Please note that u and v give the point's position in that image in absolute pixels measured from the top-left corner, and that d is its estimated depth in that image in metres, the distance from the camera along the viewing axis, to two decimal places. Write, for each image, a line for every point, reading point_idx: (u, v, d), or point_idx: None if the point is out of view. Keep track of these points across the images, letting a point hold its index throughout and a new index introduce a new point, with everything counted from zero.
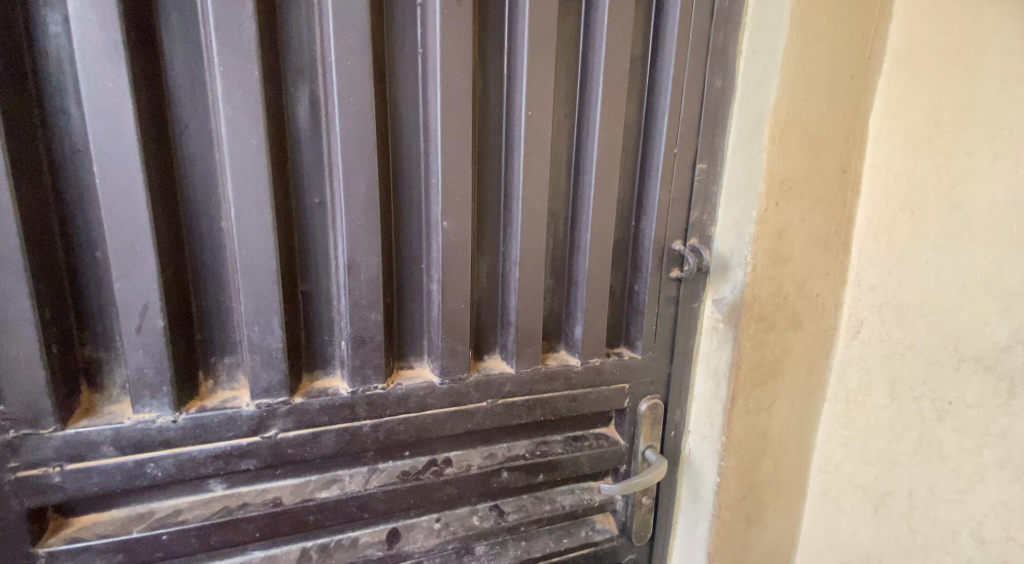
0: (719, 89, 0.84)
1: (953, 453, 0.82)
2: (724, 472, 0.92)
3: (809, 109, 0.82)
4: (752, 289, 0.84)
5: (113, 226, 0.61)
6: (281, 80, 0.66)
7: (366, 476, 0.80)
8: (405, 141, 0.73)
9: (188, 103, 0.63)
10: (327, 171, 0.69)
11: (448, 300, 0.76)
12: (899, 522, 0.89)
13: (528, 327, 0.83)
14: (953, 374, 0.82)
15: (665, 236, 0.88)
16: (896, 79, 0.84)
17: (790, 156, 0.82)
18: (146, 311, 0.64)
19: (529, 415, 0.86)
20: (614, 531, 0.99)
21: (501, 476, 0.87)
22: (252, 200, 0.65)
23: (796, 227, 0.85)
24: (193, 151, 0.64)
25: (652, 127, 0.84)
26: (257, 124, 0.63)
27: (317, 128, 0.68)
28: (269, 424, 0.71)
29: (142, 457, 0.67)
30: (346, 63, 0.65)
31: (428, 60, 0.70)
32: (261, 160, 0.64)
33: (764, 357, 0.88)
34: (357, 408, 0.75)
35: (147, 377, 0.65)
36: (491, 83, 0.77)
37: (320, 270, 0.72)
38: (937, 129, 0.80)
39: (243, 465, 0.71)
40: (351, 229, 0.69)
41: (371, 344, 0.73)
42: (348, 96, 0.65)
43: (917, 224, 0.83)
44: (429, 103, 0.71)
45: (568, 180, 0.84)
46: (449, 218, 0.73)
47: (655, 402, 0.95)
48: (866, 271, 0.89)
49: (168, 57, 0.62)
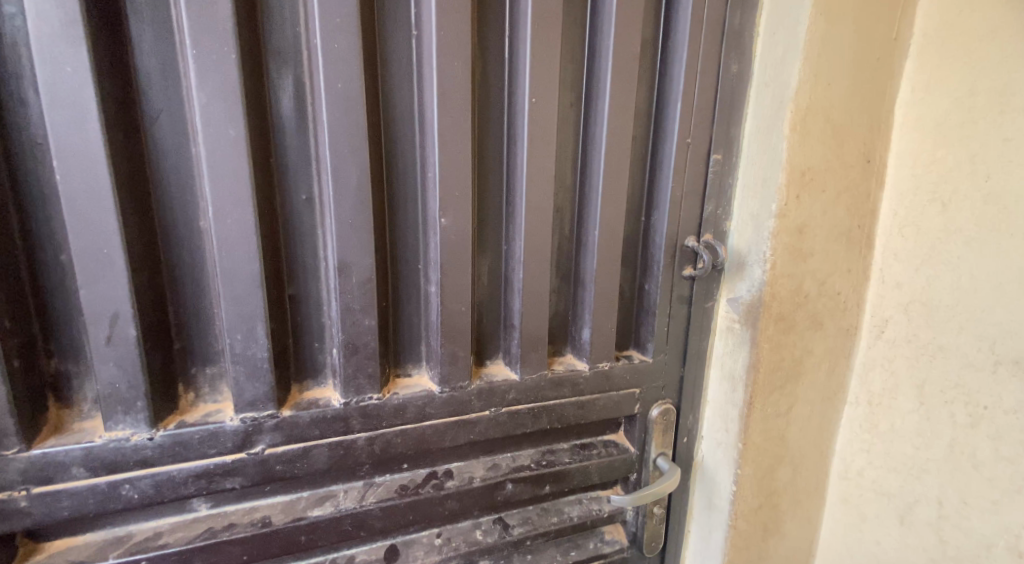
0: (735, 75, 0.79)
1: (988, 462, 0.77)
2: (740, 480, 0.87)
3: (832, 95, 0.76)
4: (772, 288, 0.79)
5: (77, 227, 0.55)
6: (262, 65, 0.60)
7: (362, 491, 0.75)
8: (399, 132, 0.67)
9: (160, 90, 0.58)
10: (314, 165, 0.63)
11: (448, 303, 0.70)
12: (926, 533, 0.84)
13: (533, 331, 0.77)
14: (988, 378, 0.76)
15: (678, 232, 0.82)
16: (926, 62, 0.79)
17: (811, 145, 0.76)
18: (116, 320, 0.58)
19: (535, 424, 0.81)
20: (624, 542, 0.94)
21: (506, 489, 0.82)
22: (230, 198, 0.59)
23: (818, 221, 0.80)
24: (166, 144, 0.59)
25: (664, 116, 0.79)
26: (236, 113, 0.58)
27: (303, 117, 0.62)
28: (255, 439, 0.66)
29: (117, 478, 0.62)
30: (333, 45, 0.59)
31: (423, 42, 0.64)
32: (241, 153, 0.58)
33: (784, 359, 0.83)
34: (351, 421, 0.70)
35: (120, 392, 0.60)
36: (492, 68, 0.71)
37: (310, 272, 0.66)
38: (971, 115, 0.75)
39: (227, 484, 0.66)
40: (341, 228, 0.63)
41: (365, 352, 0.68)
42: (336, 81, 0.60)
43: (948, 217, 0.78)
44: (425, 90, 0.65)
45: (574, 174, 0.79)
46: (447, 215, 0.68)
47: (667, 408, 0.90)
48: (890, 267, 0.84)
49: (136, 42, 0.56)
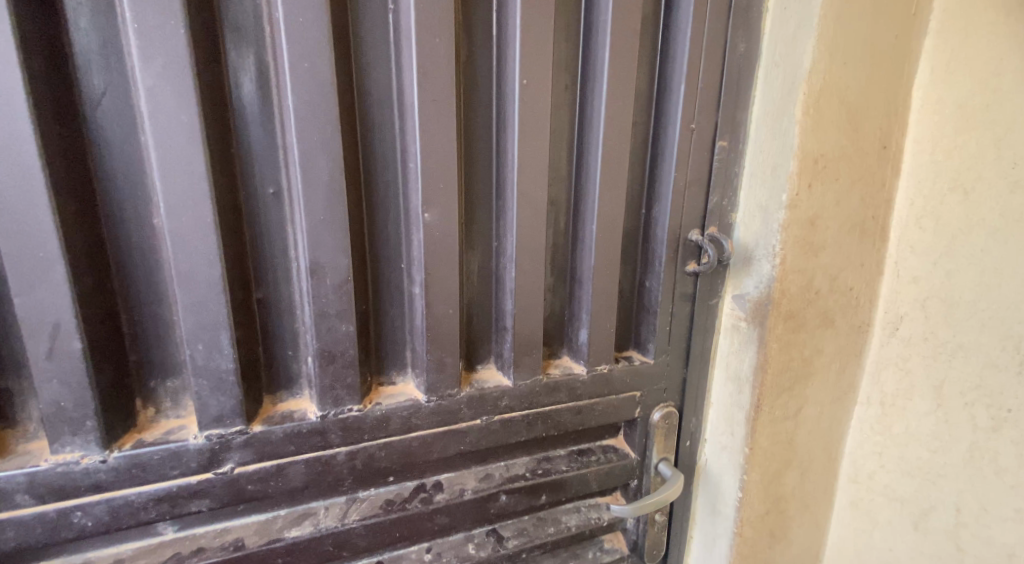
0: (743, 55, 0.73)
1: (1010, 468, 0.73)
2: (747, 487, 0.82)
3: (848, 75, 0.71)
4: (781, 284, 0.74)
5: (8, 229, 0.49)
6: (217, 43, 0.54)
7: (344, 507, 0.69)
8: (376, 117, 0.61)
9: (101, 73, 0.51)
10: (282, 156, 0.57)
11: (433, 305, 0.65)
12: (943, 541, 0.80)
13: (527, 333, 0.72)
14: (1012, 378, 0.72)
15: (681, 224, 0.77)
16: (947, 39, 0.73)
17: (825, 130, 0.71)
18: (58, 332, 0.52)
19: (530, 432, 0.76)
20: (624, 551, 0.89)
21: (500, 500, 0.77)
22: (184, 192, 0.53)
23: (830, 213, 0.74)
24: (111, 133, 0.53)
25: (666, 100, 0.73)
26: (188, 97, 0.51)
27: (267, 102, 0.56)
28: (223, 458, 0.60)
29: (68, 505, 0.56)
30: (298, 19, 0.53)
31: (401, 17, 0.58)
32: (195, 141, 0.52)
33: (793, 359, 0.78)
34: (330, 434, 0.64)
35: (66, 412, 0.54)
36: (478, 47, 0.65)
37: (279, 273, 0.61)
38: (997, 96, 0.69)
39: (193, 507, 0.60)
40: (312, 225, 0.57)
41: (342, 361, 0.62)
42: (302, 61, 0.53)
43: (970, 207, 0.73)
44: (404, 71, 0.59)
45: (570, 163, 0.73)
46: (431, 209, 0.62)
47: (668, 412, 0.84)
48: (906, 260, 0.79)
49: (71, 17, 0.50)
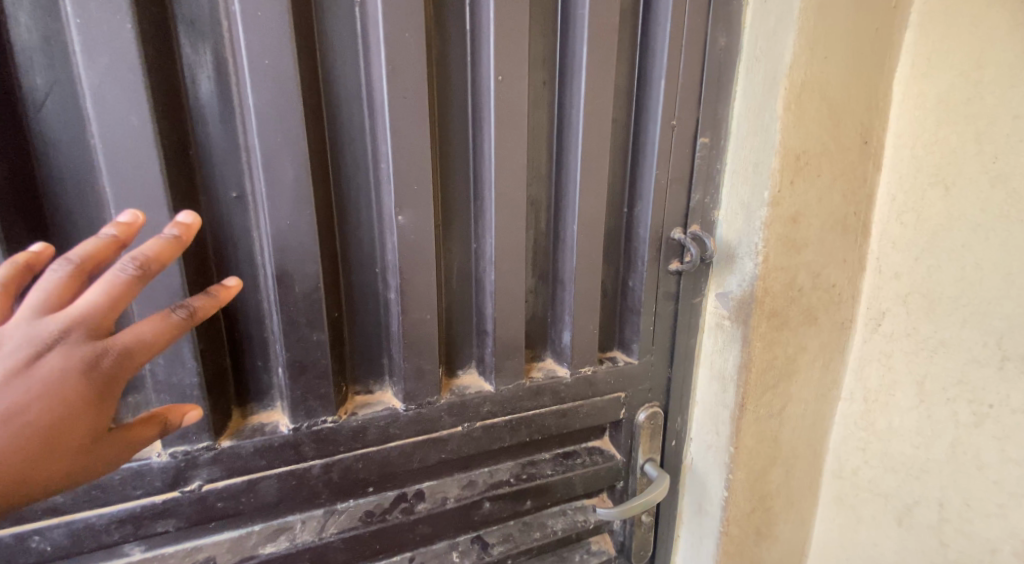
0: (723, 49, 0.72)
1: (993, 463, 0.73)
2: (732, 487, 0.81)
3: (828, 70, 0.70)
4: (764, 282, 0.73)
5: None
6: (170, 38, 0.51)
7: (322, 521, 0.67)
8: (346, 116, 0.58)
9: (44, 71, 0.48)
10: (245, 158, 0.55)
11: (409, 311, 0.62)
12: (926, 535, 0.80)
13: (508, 337, 0.70)
14: (994, 375, 0.71)
15: (663, 222, 0.75)
16: (928, 32, 0.72)
17: (806, 126, 0.70)
18: None
19: (513, 437, 0.74)
20: (612, 552, 0.87)
21: (483, 507, 0.75)
22: (137, 199, 0.50)
23: (813, 209, 0.73)
24: (57, 133, 0.50)
25: (646, 95, 0.71)
26: (138, 97, 0.48)
27: (228, 102, 0.54)
28: (190, 475, 0.58)
29: (25, 530, 0.54)
30: (256, 13, 0.50)
31: (369, 12, 0.55)
32: (148, 145, 0.50)
33: (777, 357, 0.77)
34: (303, 447, 0.62)
35: None
36: (452, 43, 0.62)
37: (247, 281, 0.58)
38: (978, 89, 0.69)
39: (159, 527, 0.58)
40: (279, 230, 0.55)
41: (314, 372, 0.60)
42: (262, 58, 0.51)
43: (951, 203, 0.72)
44: (373, 69, 0.56)
45: (549, 161, 0.71)
46: (404, 212, 0.59)
47: (653, 412, 0.83)
48: (888, 256, 0.79)
49: (10, 12, 0.47)
